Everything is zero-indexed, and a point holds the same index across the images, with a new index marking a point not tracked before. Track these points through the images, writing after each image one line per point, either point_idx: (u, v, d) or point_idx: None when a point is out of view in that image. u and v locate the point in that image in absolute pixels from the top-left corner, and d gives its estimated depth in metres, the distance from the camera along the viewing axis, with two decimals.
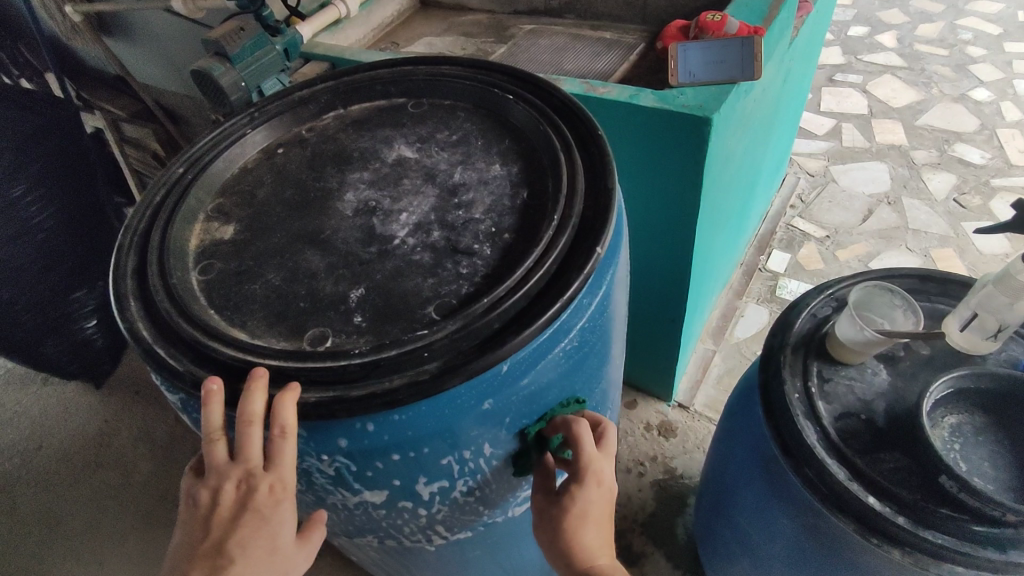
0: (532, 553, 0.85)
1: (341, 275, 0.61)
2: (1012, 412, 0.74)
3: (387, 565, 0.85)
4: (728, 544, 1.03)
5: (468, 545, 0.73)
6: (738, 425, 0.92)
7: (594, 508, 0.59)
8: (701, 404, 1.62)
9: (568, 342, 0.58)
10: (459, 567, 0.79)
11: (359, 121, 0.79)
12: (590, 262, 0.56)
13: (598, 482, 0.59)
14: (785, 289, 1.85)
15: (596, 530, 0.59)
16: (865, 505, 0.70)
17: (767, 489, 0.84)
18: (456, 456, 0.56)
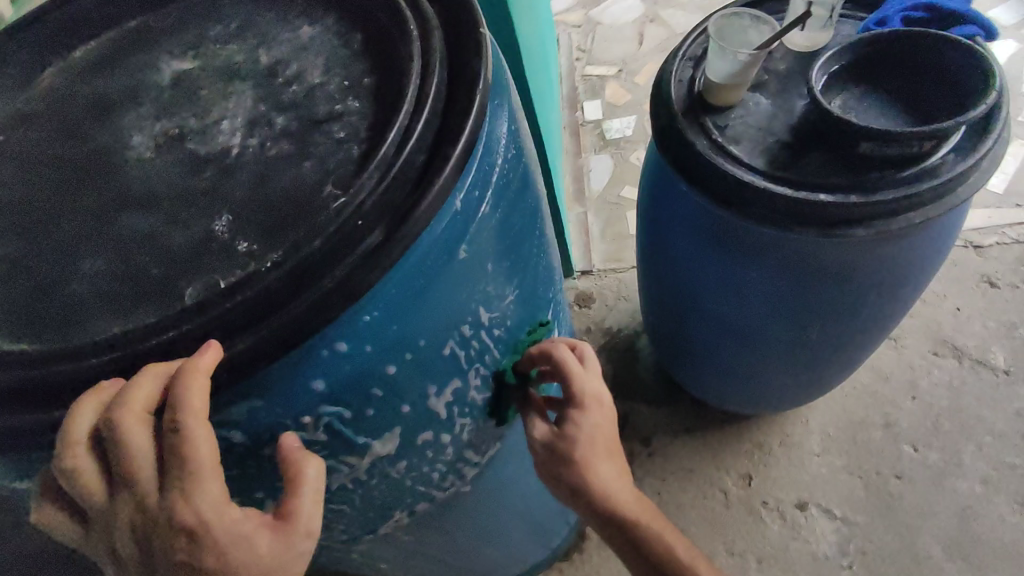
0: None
1: (188, 215, 0.44)
2: (883, 73, 0.78)
3: (420, 546, 0.72)
4: (702, 341, 1.04)
5: (498, 454, 0.65)
6: (665, 219, 0.89)
7: (601, 438, 0.58)
8: (602, 262, 1.64)
9: (507, 158, 0.48)
10: (493, 489, 0.71)
11: (94, 63, 0.57)
12: (485, 45, 0.46)
13: (598, 407, 0.57)
14: (612, 130, 1.89)
15: (607, 460, 0.59)
16: (821, 204, 0.70)
17: (721, 254, 0.83)
18: (455, 344, 0.45)
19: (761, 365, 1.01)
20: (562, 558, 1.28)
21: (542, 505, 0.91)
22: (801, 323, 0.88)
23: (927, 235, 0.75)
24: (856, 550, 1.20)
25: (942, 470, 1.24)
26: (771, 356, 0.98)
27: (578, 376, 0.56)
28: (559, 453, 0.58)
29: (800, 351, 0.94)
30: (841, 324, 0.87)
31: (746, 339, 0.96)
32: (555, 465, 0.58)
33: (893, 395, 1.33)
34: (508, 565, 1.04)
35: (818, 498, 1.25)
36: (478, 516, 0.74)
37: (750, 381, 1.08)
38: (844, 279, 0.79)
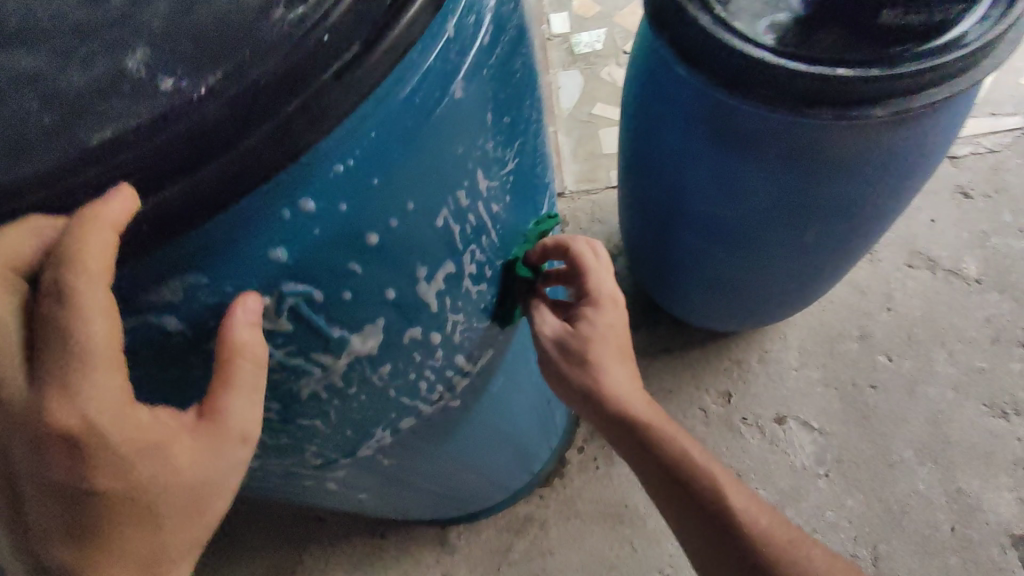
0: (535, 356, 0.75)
1: (87, 53, 0.34)
2: None
3: (403, 470, 0.67)
4: (688, 252, 0.99)
5: (484, 368, 0.61)
6: (656, 112, 0.81)
7: (614, 338, 0.63)
8: (574, 184, 1.55)
9: (501, 21, 0.42)
10: (480, 408, 0.67)
11: None
12: None
13: (613, 307, 0.63)
14: (581, 44, 1.77)
15: (621, 358, 0.63)
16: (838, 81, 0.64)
17: (719, 146, 0.76)
18: (437, 220, 0.42)
19: (750, 275, 0.97)
20: (542, 483, 1.26)
21: (527, 427, 0.87)
22: (800, 223, 0.82)
23: (937, 119, 0.71)
24: (832, 459, 1.21)
25: (914, 377, 1.25)
26: (761, 264, 0.93)
27: (597, 268, 0.61)
28: (571, 347, 0.62)
29: (793, 257, 0.90)
30: (840, 224, 0.82)
31: (737, 248, 0.91)
32: (568, 361, 0.63)
33: (868, 307, 1.32)
34: (490, 492, 1.02)
35: (796, 412, 1.24)
36: (465, 438, 0.70)
37: (738, 293, 1.04)
38: (851, 172, 0.74)
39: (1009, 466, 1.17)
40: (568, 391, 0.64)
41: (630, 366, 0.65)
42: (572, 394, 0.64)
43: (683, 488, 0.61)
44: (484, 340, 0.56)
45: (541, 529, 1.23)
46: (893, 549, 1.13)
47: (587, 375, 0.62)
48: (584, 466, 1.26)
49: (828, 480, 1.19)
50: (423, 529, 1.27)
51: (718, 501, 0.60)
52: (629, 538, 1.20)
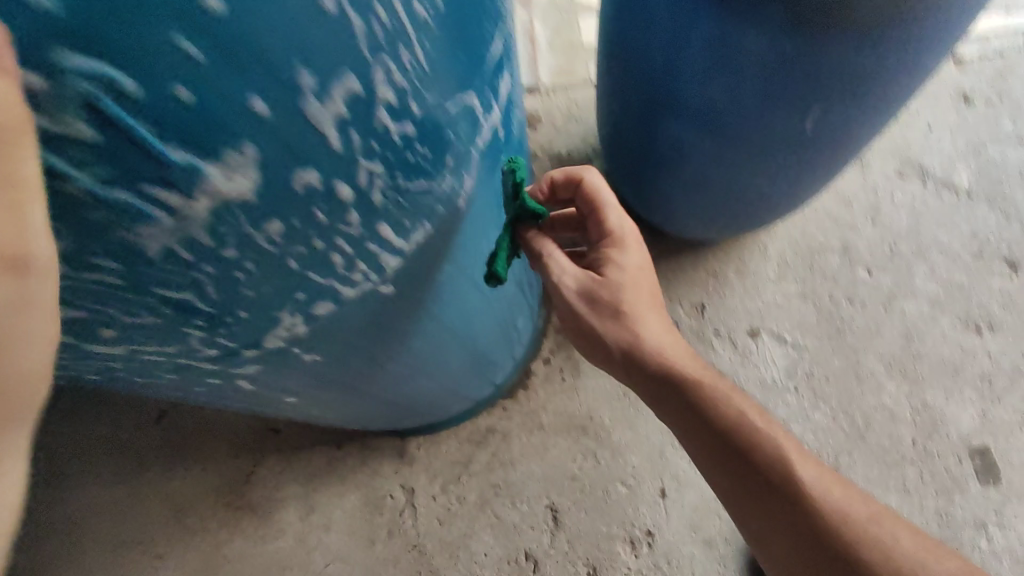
0: (491, 246, 0.63)
1: None
2: None
3: (332, 373, 0.58)
4: (672, 145, 0.90)
5: (424, 254, 0.49)
6: None
7: (645, 288, 0.66)
8: (550, 78, 1.41)
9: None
10: (420, 305, 0.57)
11: None
12: None
13: (637, 249, 0.67)
14: None
15: (654, 308, 0.66)
16: None
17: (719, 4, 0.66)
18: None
19: (742, 173, 0.88)
20: (506, 395, 1.21)
21: (485, 331, 0.78)
22: (802, 105, 0.72)
23: None
24: (802, 373, 1.17)
25: (893, 292, 1.21)
26: (752, 159, 0.84)
27: (610, 204, 0.67)
28: (602, 300, 0.65)
29: (786, 150, 0.81)
30: (844, 111, 0.73)
31: (729, 140, 0.82)
32: (599, 315, 0.65)
33: (852, 220, 1.25)
34: (449, 402, 0.95)
35: (770, 325, 1.20)
36: (404, 338, 0.60)
37: (722, 195, 0.96)
38: (867, 44, 0.63)
39: (978, 382, 1.15)
40: (602, 352, 0.67)
41: (666, 321, 0.68)
42: (608, 356, 0.67)
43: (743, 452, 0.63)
44: (423, 207, 0.43)
45: (503, 441, 1.19)
46: (855, 462, 1.12)
47: (624, 330, 0.65)
48: (550, 378, 1.21)
49: (796, 394, 1.16)
50: (382, 440, 1.22)
51: (785, 475, 0.62)
52: (592, 450, 1.17)
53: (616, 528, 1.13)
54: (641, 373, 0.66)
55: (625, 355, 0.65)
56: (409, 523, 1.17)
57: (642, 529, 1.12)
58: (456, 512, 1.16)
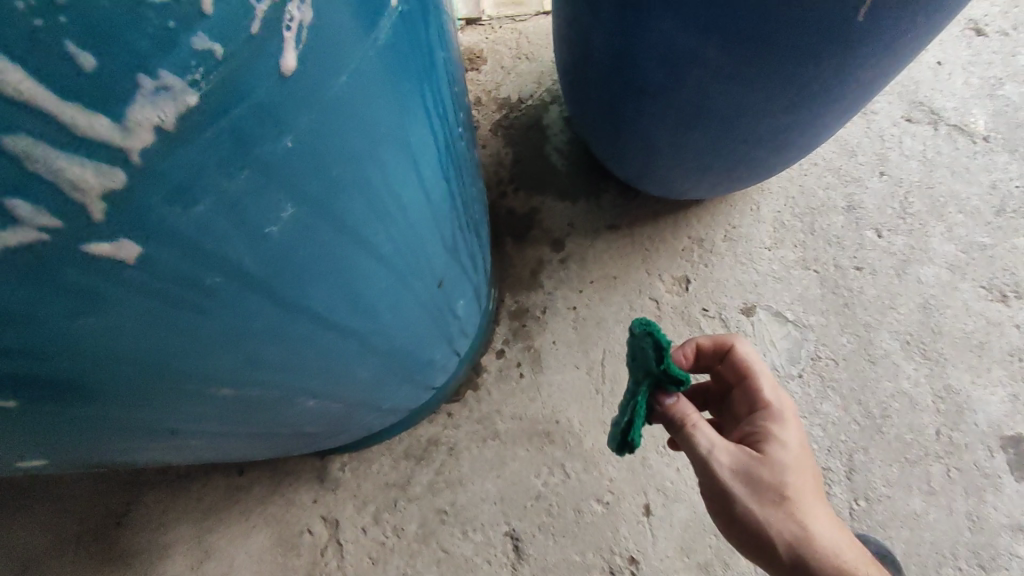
0: (391, 172, 0.37)
1: None
2: None
3: (72, 388, 0.33)
4: (663, 59, 0.66)
5: (178, 128, 0.25)
6: None
7: (809, 466, 0.54)
8: (494, 7, 1.15)
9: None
10: (225, 263, 0.31)
11: None
12: None
13: (795, 426, 0.56)
14: None
15: (821, 503, 0.53)
16: None
17: None
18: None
19: (755, 91, 0.64)
20: (450, 398, 0.97)
21: (403, 321, 0.53)
22: None
23: None
24: (807, 356, 0.97)
25: (907, 257, 1.02)
26: (774, 68, 0.61)
27: (764, 374, 0.59)
28: (763, 482, 0.52)
29: (827, 46, 0.57)
30: None
31: (745, 36, 0.58)
32: (758, 500, 0.52)
33: (857, 172, 1.06)
34: (366, 419, 0.70)
35: (767, 300, 0.99)
36: (218, 329, 0.34)
37: (725, 128, 0.72)
38: None
39: (1006, 358, 0.98)
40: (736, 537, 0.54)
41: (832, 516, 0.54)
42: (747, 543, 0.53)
43: None
44: (109, 39, 0.22)
45: (449, 456, 0.95)
46: (871, 460, 0.93)
47: (789, 519, 0.52)
48: (504, 375, 0.97)
49: (802, 382, 0.96)
50: (296, 462, 0.97)
51: None
52: (560, 462, 0.94)
53: (592, 557, 0.91)
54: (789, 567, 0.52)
55: (789, 552, 0.52)
56: (332, 565, 0.92)
57: (624, 556, 0.91)
58: (391, 548, 0.92)
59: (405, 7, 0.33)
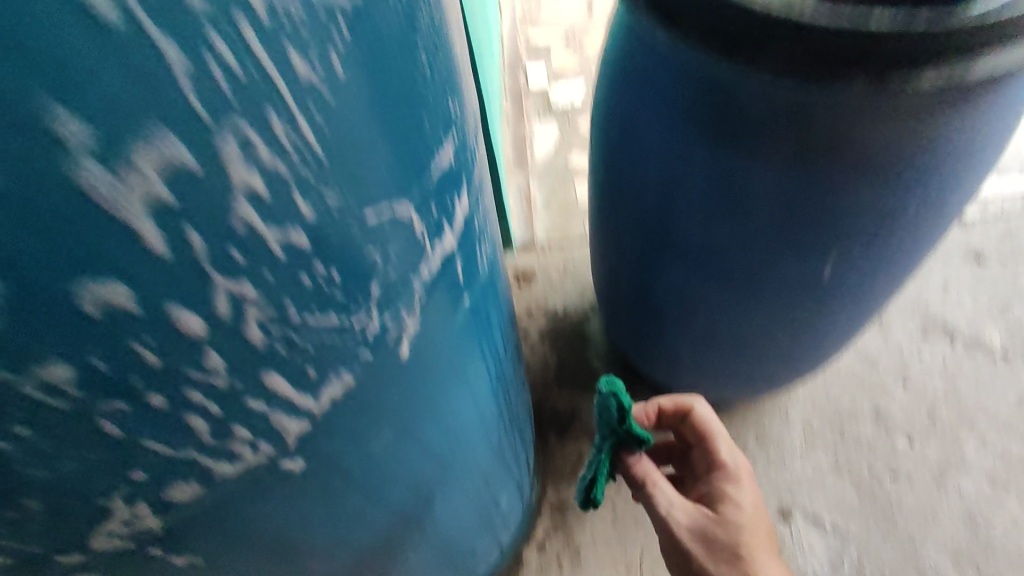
0: (456, 403, 0.51)
1: None
2: None
3: (217, 565, 0.44)
4: (678, 298, 0.81)
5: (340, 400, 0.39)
6: (637, 111, 0.67)
7: (762, 526, 0.64)
8: (545, 234, 1.39)
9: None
10: (341, 472, 0.43)
11: None
12: None
13: (748, 487, 0.67)
14: (560, 95, 1.66)
15: (772, 554, 0.63)
16: (873, 34, 0.48)
17: (718, 142, 0.60)
18: (84, 22, 0.21)
19: (754, 324, 0.78)
20: None
21: (454, 513, 0.63)
22: (819, 249, 0.65)
23: (990, 106, 0.55)
24: (850, 567, 0.97)
25: (943, 467, 1.04)
26: (769, 311, 0.75)
27: (722, 437, 0.70)
28: (718, 540, 0.62)
29: (807, 299, 0.72)
30: (871, 256, 0.65)
31: (740, 290, 0.73)
32: (714, 556, 0.62)
33: (882, 380, 1.12)
34: None
35: (803, 505, 1.02)
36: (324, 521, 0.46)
37: (736, 351, 0.85)
38: (887, 178, 0.57)
39: None
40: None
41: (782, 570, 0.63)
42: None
43: None
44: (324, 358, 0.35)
45: None
46: None
47: (741, 574, 0.61)
48: (545, 570, 1.00)
49: None
50: None
51: None
52: None
53: None
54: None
55: None
56: None
57: None
58: None
59: (473, 298, 0.48)
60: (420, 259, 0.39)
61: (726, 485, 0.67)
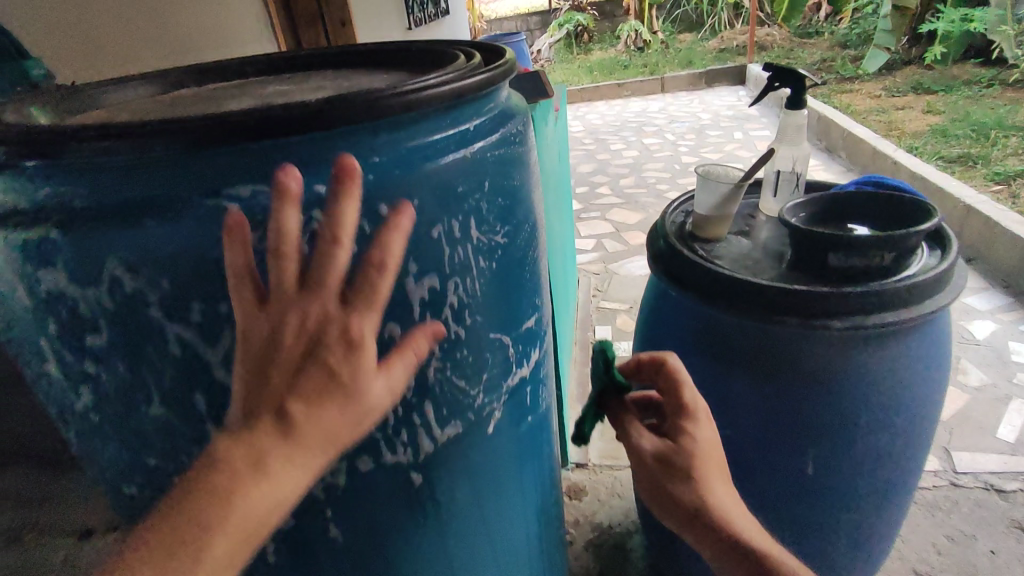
0: (504, 508, 0.68)
1: None
2: (852, 208, 0.86)
3: None
4: None
5: (440, 460, 0.57)
6: (656, 340, 0.94)
7: (718, 450, 0.65)
8: (598, 457, 1.58)
9: (499, 120, 0.55)
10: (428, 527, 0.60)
11: (221, 87, 0.74)
12: (509, 65, 0.57)
13: (709, 425, 0.65)
14: (620, 348, 2.00)
15: (723, 479, 0.63)
16: (801, 294, 0.74)
17: (707, 362, 0.85)
18: (421, 240, 0.47)
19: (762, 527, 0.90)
20: None
21: None
22: (797, 450, 0.82)
23: (903, 348, 0.77)
24: None
25: None
26: (772, 508, 0.88)
27: (687, 386, 0.66)
28: (676, 465, 0.63)
29: (798, 498, 0.86)
30: (840, 457, 0.82)
31: (742, 488, 0.88)
32: (674, 478, 0.63)
33: None
34: None
35: None
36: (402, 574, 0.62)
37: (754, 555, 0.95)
38: (830, 391, 0.78)
39: None
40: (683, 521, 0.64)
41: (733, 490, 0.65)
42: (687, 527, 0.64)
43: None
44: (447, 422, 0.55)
45: None
46: None
47: (694, 495, 0.62)
48: None
49: None
50: None
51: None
52: None
53: None
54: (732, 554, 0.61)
55: (703, 522, 0.62)
56: None
57: None
58: None
59: (531, 425, 0.68)
60: (515, 367, 0.61)
61: (682, 424, 0.65)
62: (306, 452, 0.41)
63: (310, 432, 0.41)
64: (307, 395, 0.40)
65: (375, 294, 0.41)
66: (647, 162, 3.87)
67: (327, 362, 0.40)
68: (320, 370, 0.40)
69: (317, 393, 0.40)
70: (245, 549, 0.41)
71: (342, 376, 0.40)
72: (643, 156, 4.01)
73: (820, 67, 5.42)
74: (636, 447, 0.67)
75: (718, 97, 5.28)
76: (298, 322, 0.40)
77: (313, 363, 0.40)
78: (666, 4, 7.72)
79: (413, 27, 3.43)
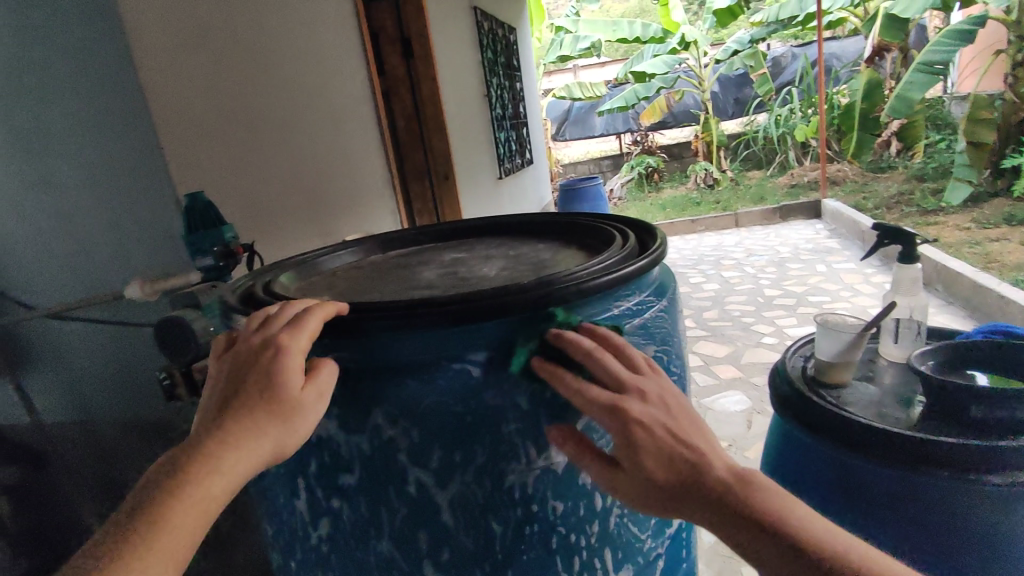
0: None
1: (440, 289, 0.71)
2: (976, 358, 0.88)
3: None
4: None
5: None
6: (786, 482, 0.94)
7: (686, 414, 0.53)
8: None
9: (655, 295, 0.68)
10: None
11: (403, 254, 0.90)
12: (660, 242, 0.69)
13: (610, 413, 0.52)
14: None
15: (640, 463, 0.50)
16: (947, 447, 0.74)
17: (849, 510, 0.84)
18: None
19: None
20: None
21: None
22: None
23: None
24: None
25: None
26: None
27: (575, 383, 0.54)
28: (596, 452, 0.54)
29: None
30: None
31: None
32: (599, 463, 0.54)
33: None
34: None
35: None
36: None
37: None
38: (994, 547, 0.75)
39: None
40: (702, 518, 0.49)
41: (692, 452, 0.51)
42: (710, 517, 0.49)
43: (741, 527, 0.48)
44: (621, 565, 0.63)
45: None
46: None
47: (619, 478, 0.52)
48: None
49: None
50: None
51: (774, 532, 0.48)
52: None
53: None
54: (771, 542, 0.47)
55: (656, 498, 0.51)
56: None
57: None
58: None
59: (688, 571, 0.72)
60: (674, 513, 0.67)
61: (630, 426, 0.51)
62: (259, 436, 0.51)
63: (244, 409, 0.51)
64: (251, 393, 0.52)
65: (301, 319, 0.56)
66: (730, 295, 3.90)
67: (262, 368, 0.53)
68: (259, 370, 0.53)
69: (254, 390, 0.52)
70: (207, 512, 0.48)
71: (272, 368, 0.53)
72: (725, 289, 4.05)
73: (899, 201, 5.41)
74: (608, 473, 0.53)
75: (795, 231, 5.34)
76: (246, 350, 0.55)
77: (251, 368, 0.53)
78: (733, 145, 8.14)
79: (503, 176, 3.83)
